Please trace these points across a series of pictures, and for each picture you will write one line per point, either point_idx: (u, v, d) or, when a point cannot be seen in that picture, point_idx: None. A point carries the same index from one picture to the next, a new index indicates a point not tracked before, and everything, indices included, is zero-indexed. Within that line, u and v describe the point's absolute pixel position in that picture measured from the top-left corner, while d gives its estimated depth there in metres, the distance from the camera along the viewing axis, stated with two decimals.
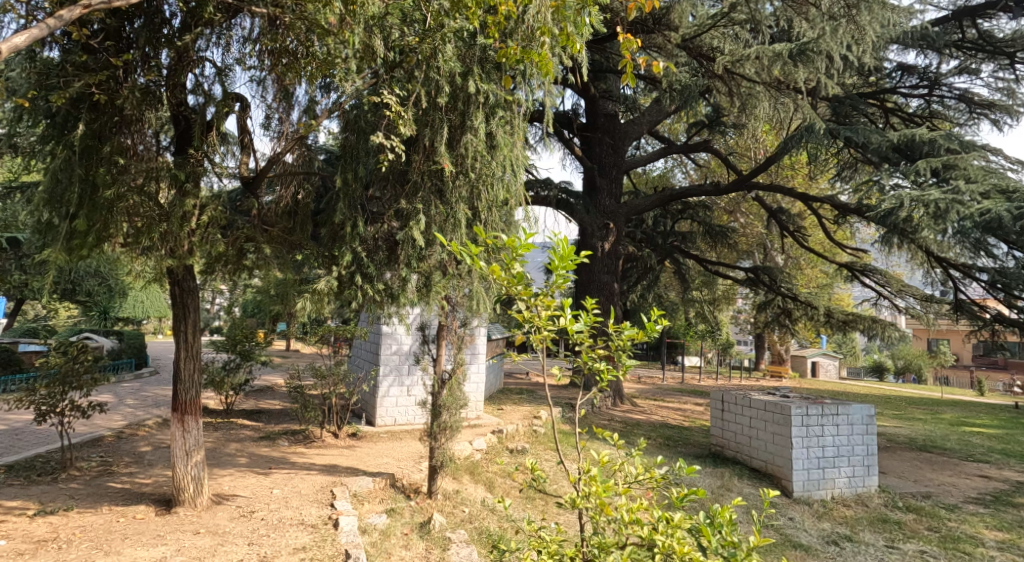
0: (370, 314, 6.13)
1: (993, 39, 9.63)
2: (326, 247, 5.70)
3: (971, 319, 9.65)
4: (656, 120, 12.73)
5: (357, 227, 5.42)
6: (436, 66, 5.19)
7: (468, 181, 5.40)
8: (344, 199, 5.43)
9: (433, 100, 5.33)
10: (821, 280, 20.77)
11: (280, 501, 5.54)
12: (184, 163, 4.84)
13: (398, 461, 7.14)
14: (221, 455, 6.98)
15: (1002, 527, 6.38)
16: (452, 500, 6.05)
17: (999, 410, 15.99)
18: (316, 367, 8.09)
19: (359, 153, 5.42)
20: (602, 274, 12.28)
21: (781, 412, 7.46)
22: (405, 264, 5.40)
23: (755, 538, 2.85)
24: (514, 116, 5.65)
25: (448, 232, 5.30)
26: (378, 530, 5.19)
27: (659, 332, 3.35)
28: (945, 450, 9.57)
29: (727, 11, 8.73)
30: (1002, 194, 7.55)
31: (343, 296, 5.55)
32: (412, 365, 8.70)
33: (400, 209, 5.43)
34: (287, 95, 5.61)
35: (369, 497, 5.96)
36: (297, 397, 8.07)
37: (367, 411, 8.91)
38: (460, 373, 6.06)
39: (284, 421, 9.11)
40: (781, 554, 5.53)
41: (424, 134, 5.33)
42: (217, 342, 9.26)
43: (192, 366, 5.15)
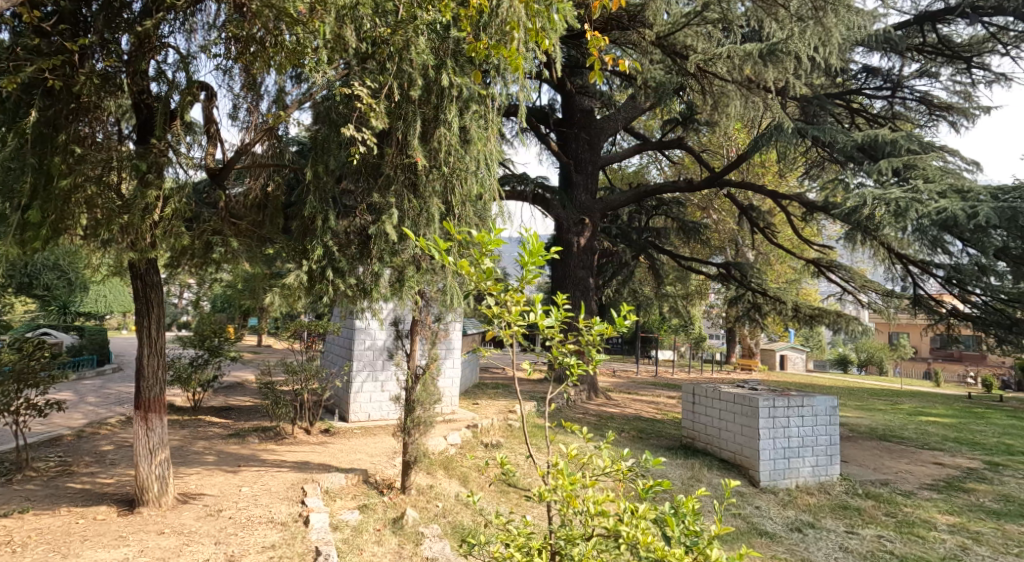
0: (343, 309, 6.11)
1: (952, 44, 9.91)
2: (297, 241, 5.64)
3: (928, 313, 9.80)
4: (632, 116, 12.80)
5: (329, 220, 5.41)
6: (409, 58, 5.17)
7: (442, 175, 5.38)
8: (316, 192, 5.41)
9: (406, 93, 5.32)
10: (790, 276, 21.24)
11: (249, 499, 5.50)
12: (145, 154, 4.71)
13: (371, 457, 7.14)
14: (188, 454, 6.88)
15: (954, 511, 6.61)
16: (425, 495, 6.08)
17: (954, 400, 16.57)
18: (288, 362, 8.02)
19: (330, 144, 5.37)
20: (577, 268, 12.39)
21: (749, 404, 7.61)
22: (378, 258, 5.36)
23: (717, 527, 2.90)
24: (488, 110, 5.67)
25: (422, 226, 5.29)
26: (350, 526, 5.20)
27: (628, 327, 3.38)
28: (904, 439, 9.87)
29: (700, 11, 8.76)
30: (958, 194, 7.76)
31: (314, 291, 5.52)
32: (386, 360, 8.69)
33: (373, 203, 5.40)
34: (256, 84, 5.54)
35: (341, 493, 5.94)
36: (269, 394, 7.95)
37: (340, 407, 8.87)
38: (433, 368, 6.07)
39: (254, 418, 9.01)
40: (746, 540, 5.66)
41: (397, 127, 5.31)
42: (185, 338, 9.11)
43: (156, 363, 5.08)
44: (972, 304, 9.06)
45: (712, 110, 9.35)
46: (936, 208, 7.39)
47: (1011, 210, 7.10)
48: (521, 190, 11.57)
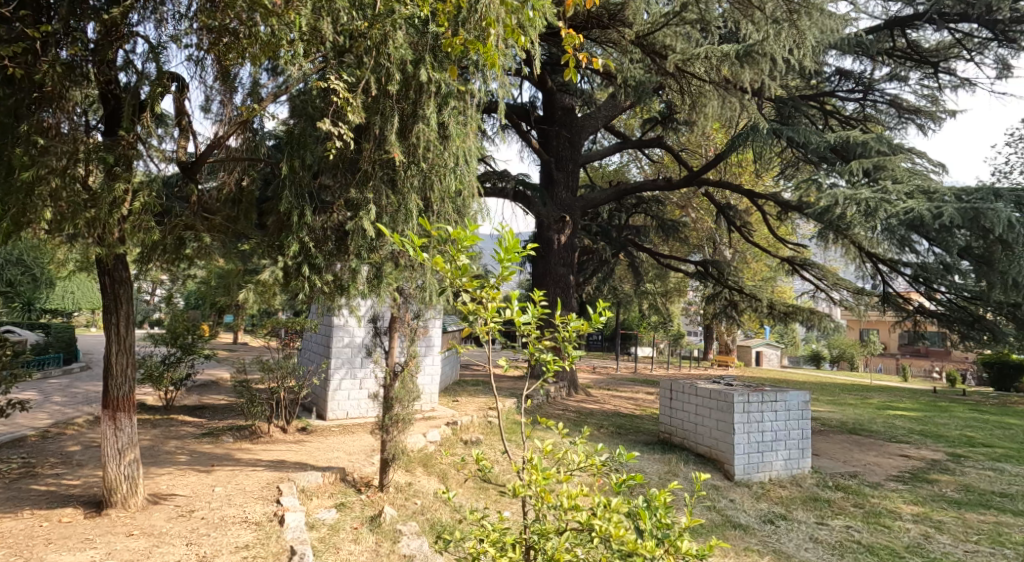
0: (320, 306, 6.07)
1: (920, 48, 10.12)
2: (271, 237, 5.59)
3: (897, 310, 9.91)
4: (612, 115, 12.89)
5: (305, 216, 5.33)
6: (386, 53, 5.13)
7: (421, 171, 5.36)
8: (291, 187, 5.33)
9: (383, 87, 5.28)
10: (766, 273, 21.55)
11: (222, 499, 5.45)
12: (113, 146, 4.66)
13: (349, 455, 7.12)
14: (159, 453, 6.81)
15: (918, 501, 6.77)
16: (404, 492, 6.08)
17: (922, 395, 16.97)
18: (264, 360, 7.95)
19: (307, 139, 5.32)
20: (558, 265, 12.44)
21: (724, 400, 7.72)
22: (356, 255, 5.33)
23: (688, 520, 2.95)
24: (467, 107, 5.68)
25: (401, 223, 5.26)
26: (327, 525, 5.19)
27: (604, 323, 3.40)
28: (874, 432, 10.09)
29: (678, 11, 8.73)
30: (924, 194, 7.98)
31: (290, 287, 5.46)
32: (364, 358, 8.66)
33: (350, 199, 5.35)
34: (229, 77, 5.48)
35: (318, 492, 5.92)
36: (244, 392, 7.87)
37: (318, 405, 8.82)
38: (412, 365, 6.07)
39: (229, 417, 8.92)
40: (720, 532, 5.75)
41: (374, 122, 5.27)
42: (157, 336, 8.99)
43: (125, 361, 5.01)
44: (938, 301, 9.31)
45: (690, 110, 9.48)
46: (904, 208, 7.58)
47: (974, 211, 7.34)
48: (501, 186, 11.49)
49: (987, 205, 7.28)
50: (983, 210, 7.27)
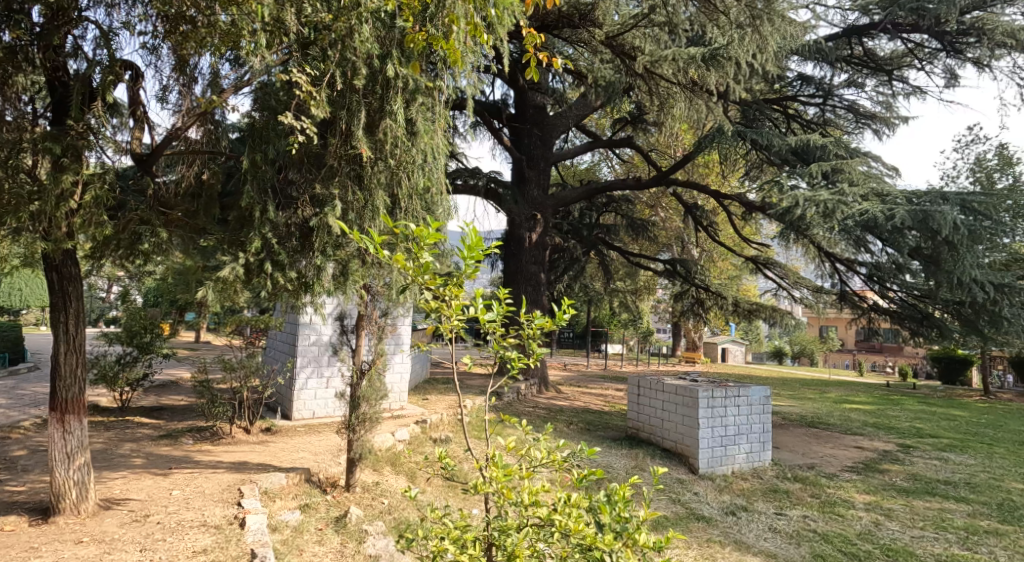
0: (284, 303, 6.04)
1: (875, 57, 10.42)
2: (232, 233, 5.56)
3: (852, 307, 10.36)
4: (583, 114, 12.96)
5: (268, 212, 5.26)
6: (352, 46, 5.11)
7: (388, 167, 5.36)
8: (253, 181, 5.24)
9: (350, 81, 5.27)
10: (731, 272, 22.01)
11: (180, 502, 5.40)
12: (62, 137, 4.55)
13: (314, 455, 7.09)
14: (113, 457, 6.70)
15: (870, 490, 7.04)
16: (370, 492, 6.10)
17: (877, 389, 17.59)
18: (225, 359, 7.83)
19: (270, 133, 5.27)
20: (530, 264, 12.53)
21: (688, 395, 7.90)
22: (321, 252, 5.26)
23: (646, 513, 3.03)
24: (435, 103, 5.72)
25: (368, 219, 5.23)
26: (290, 526, 5.18)
27: (567, 321, 3.47)
28: (831, 425, 10.42)
29: (647, 13, 8.92)
30: (878, 197, 8.27)
31: (251, 284, 5.44)
32: (331, 356, 8.63)
33: (315, 194, 5.35)
34: (187, 66, 5.38)
35: (281, 494, 5.89)
36: (204, 393, 7.70)
37: (283, 404, 8.76)
38: (380, 363, 6.02)
39: (187, 418, 8.80)
40: (683, 524, 5.86)
41: (340, 116, 5.27)
42: (111, 334, 8.80)
43: (74, 361, 4.93)
44: (890, 299, 9.61)
45: (659, 110, 9.66)
46: (859, 210, 7.86)
47: (924, 213, 7.64)
48: (472, 184, 11.38)
49: (935, 208, 7.58)
50: (931, 212, 7.58)
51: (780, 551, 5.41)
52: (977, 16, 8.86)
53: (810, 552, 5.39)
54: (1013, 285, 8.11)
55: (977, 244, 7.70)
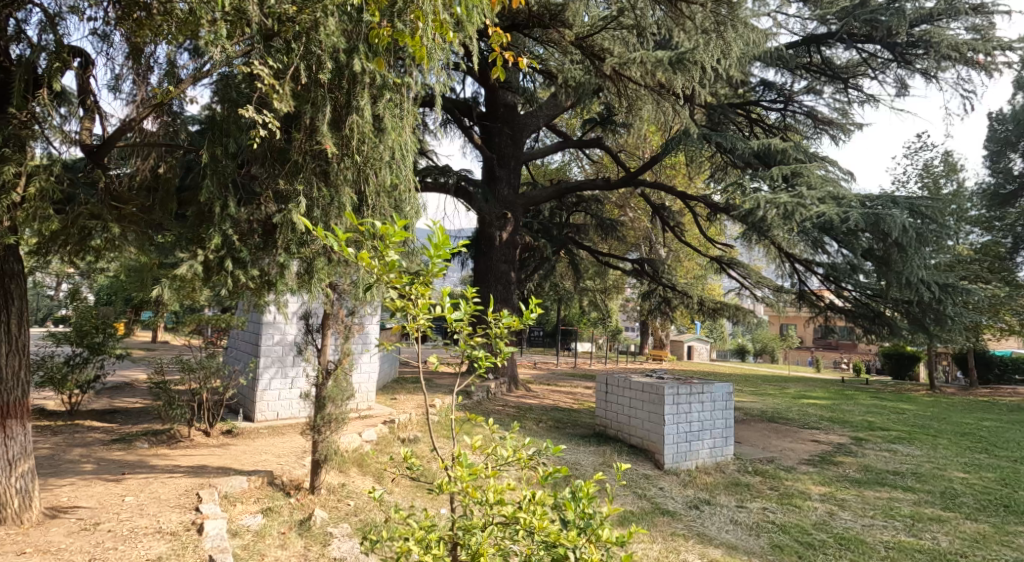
0: (246, 303, 6.01)
1: (833, 65, 10.76)
2: (191, 229, 5.51)
3: (810, 306, 10.75)
4: (553, 114, 13.10)
5: (228, 208, 5.25)
6: (318, 40, 5.13)
7: (354, 164, 5.34)
8: (213, 176, 5.22)
9: (315, 75, 5.24)
10: (697, 271, 22.48)
11: (132, 509, 5.31)
12: (3, 126, 4.59)
13: (277, 457, 7.07)
14: (60, 463, 6.54)
15: (825, 482, 7.32)
16: (336, 494, 6.10)
17: (835, 384, 18.20)
18: (184, 361, 7.68)
19: (231, 126, 5.28)
20: (500, 263, 12.62)
21: (655, 392, 8.09)
22: (285, 249, 5.28)
23: (610, 509, 3.14)
24: (403, 99, 5.69)
25: (333, 216, 5.24)
26: (252, 531, 5.18)
27: (534, 320, 3.56)
28: (790, 420, 10.75)
29: (616, 15, 9.06)
30: (835, 200, 8.57)
31: (211, 282, 5.39)
32: (295, 356, 8.61)
33: (279, 190, 5.34)
34: (142, 55, 5.35)
35: (242, 497, 5.84)
36: (161, 394, 7.51)
37: (245, 406, 8.68)
38: (345, 364, 6.00)
39: (142, 422, 8.64)
40: (649, 519, 6.00)
41: (305, 111, 5.25)
42: (60, 334, 8.58)
43: (16, 364, 4.84)
44: (846, 298, 9.99)
45: (628, 111, 9.86)
46: (817, 212, 8.14)
47: (876, 216, 7.98)
48: (442, 181, 11.37)
49: (887, 211, 7.92)
50: (883, 215, 7.91)
51: (741, 542, 5.59)
52: (925, 29, 9.25)
53: (768, 543, 5.60)
54: (956, 286, 8.54)
55: (924, 246, 8.06)
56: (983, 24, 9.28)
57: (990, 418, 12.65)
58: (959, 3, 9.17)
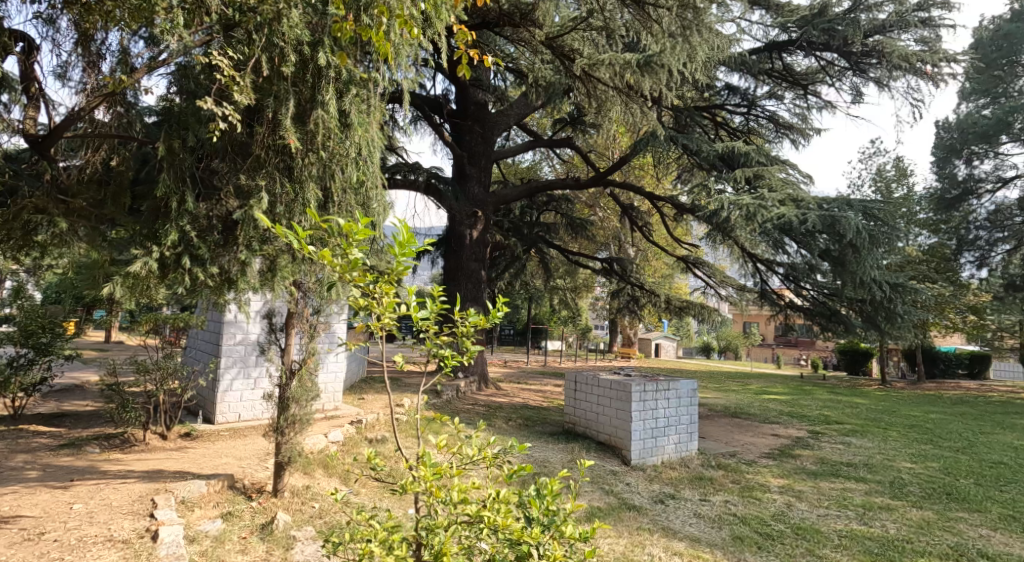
0: (206, 302, 5.92)
1: (793, 71, 11.07)
2: (147, 225, 5.34)
3: (772, 305, 11.08)
4: (524, 113, 13.15)
5: (185, 202, 5.15)
6: (280, 31, 5.00)
7: (320, 160, 5.24)
8: (169, 169, 5.14)
9: (278, 68, 5.12)
10: (664, 270, 22.88)
11: (82, 517, 5.14)
12: None
13: (239, 460, 6.96)
14: (6, 470, 6.31)
15: (784, 474, 7.57)
16: (300, 496, 6.03)
17: (794, 380, 18.74)
18: (139, 361, 7.45)
19: (189, 118, 5.16)
20: (470, 261, 12.67)
21: (623, 390, 8.24)
22: (247, 246, 5.23)
23: (573, 506, 3.25)
24: (370, 95, 5.57)
25: (296, 213, 5.16)
26: (211, 537, 5.10)
27: (500, 319, 3.65)
28: (751, 415, 11.03)
29: (586, 16, 9.18)
30: (794, 202, 8.85)
31: (167, 280, 5.23)
32: (258, 356, 8.50)
33: (241, 185, 5.21)
34: (91, 42, 5.25)
35: (201, 502, 5.70)
36: (112, 397, 7.27)
37: (205, 408, 8.50)
38: (311, 363, 5.84)
39: (92, 425, 8.43)
40: (616, 514, 6.11)
41: (267, 104, 5.10)
42: (5, 334, 8.23)
43: None
44: (805, 297, 10.29)
45: (597, 112, 9.97)
46: (777, 214, 8.39)
47: (832, 218, 8.32)
48: (412, 179, 11.36)
49: (842, 213, 8.26)
50: (839, 218, 8.26)
51: (703, 535, 5.76)
52: (879, 40, 9.59)
53: (730, 534, 5.78)
54: (906, 285, 8.90)
55: (875, 247, 8.41)
56: (930, 36, 9.65)
57: (937, 411, 13.21)
58: (909, 15, 9.60)
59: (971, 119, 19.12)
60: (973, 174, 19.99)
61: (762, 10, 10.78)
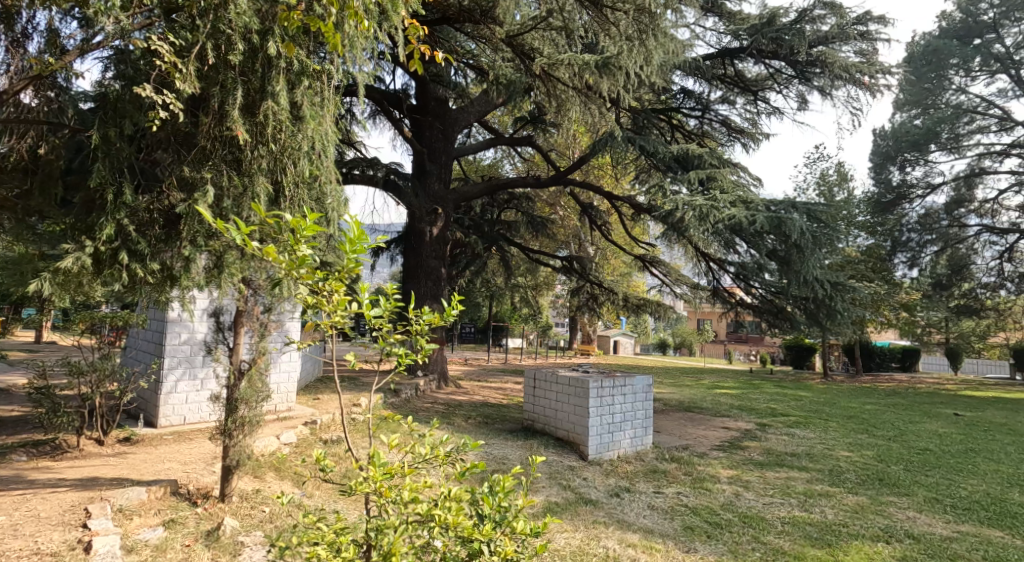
0: (147, 300, 5.80)
1: (745, 78, 11.43)
2: (79, 219, 5.17)
3: (724, 303, 11.44)
4: (484, 110, 13.31)
5: (123, 195, 4.96)
6: (226, 18, 4.87)
7: (271, 153, 5.18)
8: (106, 160, 4.93)
9: (223, 56, 5.00)
10: (622, 268, 23.31)
11: (6, 530, 4.95)
12: None
13: (183, 465, 6.81)
14: None
15: (733, 465, 7.86)
16: (249, 501, 5.95)
17: (745, 375, 19.37)
18: (72, 362, 7.18)
19: (127, 106, 4.97)
20: (430, 258, 12.68)
21: (581, 386, 8.39)
22: (191, 242, 5.11)
23: (525, 502, 3.34)
24: (324, 87, 5.51)
25: (244, 208, 5.08)
26: (151, 546, 4.98)
27: (455, 317, 3.72)
28: (703, 409, 11.37)
29: (545, 16, 9.14)
30: (744, 203, 9.15)
31: (102, 276, 5.14)
32: (205, 357, 8.37)
33: (184, 177, 5.11)
34: (15, 20, 5.06)
35: (140, 510, 5.54)
36: (41, 401, 6.97)
37: (147, 411, 8.29)
38: (261, 363, 5.78)
39: (23, 431, 8.08)
40: (572, 509, 6.25)
41: (213, 94, 5.02)
42: None
43: None
44: (754, 295, 10.62)
45: (557, 111, 10.17)
46: (728, 215, 8.68)
47: (778, 219, 8.68)
48: (371, 174, 11.30)
49: (787, 215, 8.62)
50: (785, 219, 8.62)
51: (656, 527, 5.95)
52: (822, 50, 10.01)
53: (682, 525, 5.98)
54: (845, 284, 9.34)
55: (819, 247, 8.81)
56: (868, 49, 10.09)
57: (872, 401, 13.88)
58: (850, 27, 9.96)
59: (904, 128, 20.41)
60: (906, 181, 21.13)
61: (715, 17, 11.13)
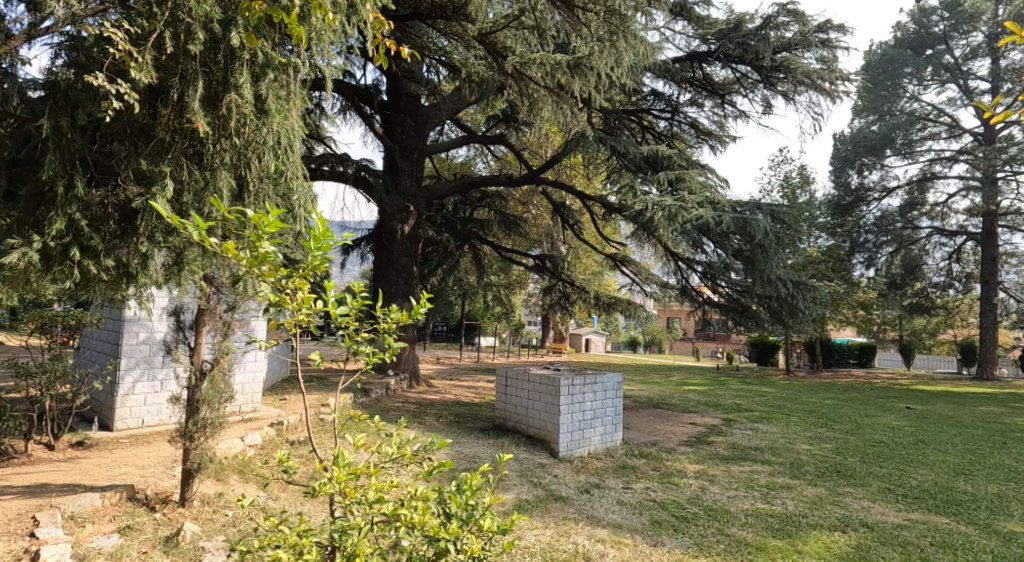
0: (102, 298, 5.67)
1: (712, 81, 11.64)
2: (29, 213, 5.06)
3: (692, 301, 11.62)
4: (456, 107, 13.28)
5: (74, 188, 4.87)
6: (185, 6, 4.75)
7: (234, 147, 5.10)
8: (56, 151, 4.82)
9: (182, 45, 4.88)
10: (594, 267, 23.50)
11: None
12: None
13: (140, 469, 6.67)
14: None
15: (699, 460, 8.01)
16: (211, 504, 5.88)
17: (712, 372, 19.72)
18: (19, 364, 6.96)
19: (80, 95, 4.83)
20: (401, 257, 12.64)
21: (551, 384, 8.46)
22: (150, 238, 5.01)
23: (492, 499, 3.37)
24: (290, 81, 5.44)
25: (206, 203, 5.01)
26: (105, 554, 4.90)
27: (423, 315, 3.72)
28: (671, 406, 11.55)
29: (517, 14, 9.17)
30: (711, 204, 9.31)
31: (51, 273, 5.03)
32: (165, 357, 8.25)
33: (141, 170, 5.00)
34: None
35: (93, 517, 5.43)
36: None
37: (102, 413, 8.10)
38: (225, 363, 5.70)
39: None
40: (542, 506, 6.31)
41: (172, 84, 4.90)
42: None
43: None
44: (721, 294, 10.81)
45: (529, 110, 10.21)
46: (695, 215, 8.83)
47: (744, 220, 8.87)
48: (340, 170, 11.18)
49: (752, 216, 8.81)
50: (750, 220, 8.81)
51: (624, 522, 6.04)
52: (786, 56, 10.27)
53: (648, 519, 6.08)
54: (807, 283, 9.58)
55: (782, 247, 9.03)
56: (828, 56, 10.35)
57: (832, 397, 14.26)
58: (812, 35, 10.18)
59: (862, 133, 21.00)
60: (863, 184, 21.86)
61: (684, 21, 11.29)
